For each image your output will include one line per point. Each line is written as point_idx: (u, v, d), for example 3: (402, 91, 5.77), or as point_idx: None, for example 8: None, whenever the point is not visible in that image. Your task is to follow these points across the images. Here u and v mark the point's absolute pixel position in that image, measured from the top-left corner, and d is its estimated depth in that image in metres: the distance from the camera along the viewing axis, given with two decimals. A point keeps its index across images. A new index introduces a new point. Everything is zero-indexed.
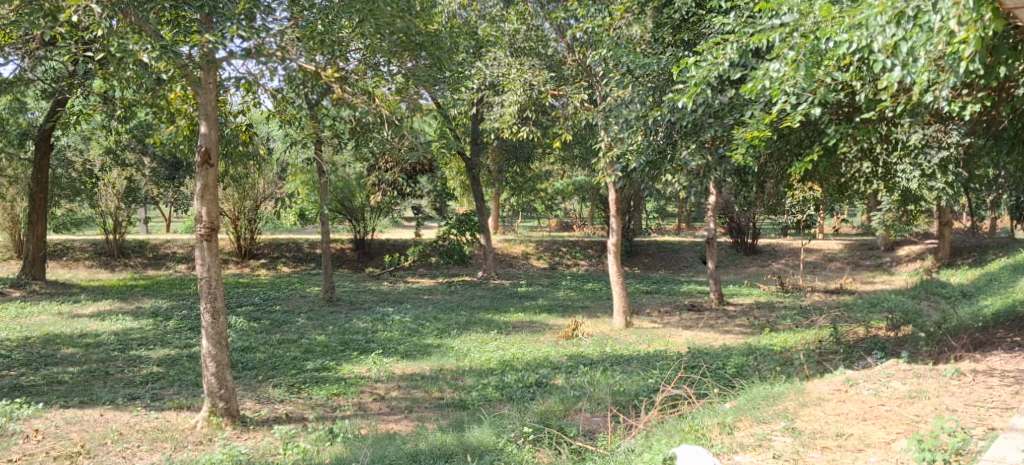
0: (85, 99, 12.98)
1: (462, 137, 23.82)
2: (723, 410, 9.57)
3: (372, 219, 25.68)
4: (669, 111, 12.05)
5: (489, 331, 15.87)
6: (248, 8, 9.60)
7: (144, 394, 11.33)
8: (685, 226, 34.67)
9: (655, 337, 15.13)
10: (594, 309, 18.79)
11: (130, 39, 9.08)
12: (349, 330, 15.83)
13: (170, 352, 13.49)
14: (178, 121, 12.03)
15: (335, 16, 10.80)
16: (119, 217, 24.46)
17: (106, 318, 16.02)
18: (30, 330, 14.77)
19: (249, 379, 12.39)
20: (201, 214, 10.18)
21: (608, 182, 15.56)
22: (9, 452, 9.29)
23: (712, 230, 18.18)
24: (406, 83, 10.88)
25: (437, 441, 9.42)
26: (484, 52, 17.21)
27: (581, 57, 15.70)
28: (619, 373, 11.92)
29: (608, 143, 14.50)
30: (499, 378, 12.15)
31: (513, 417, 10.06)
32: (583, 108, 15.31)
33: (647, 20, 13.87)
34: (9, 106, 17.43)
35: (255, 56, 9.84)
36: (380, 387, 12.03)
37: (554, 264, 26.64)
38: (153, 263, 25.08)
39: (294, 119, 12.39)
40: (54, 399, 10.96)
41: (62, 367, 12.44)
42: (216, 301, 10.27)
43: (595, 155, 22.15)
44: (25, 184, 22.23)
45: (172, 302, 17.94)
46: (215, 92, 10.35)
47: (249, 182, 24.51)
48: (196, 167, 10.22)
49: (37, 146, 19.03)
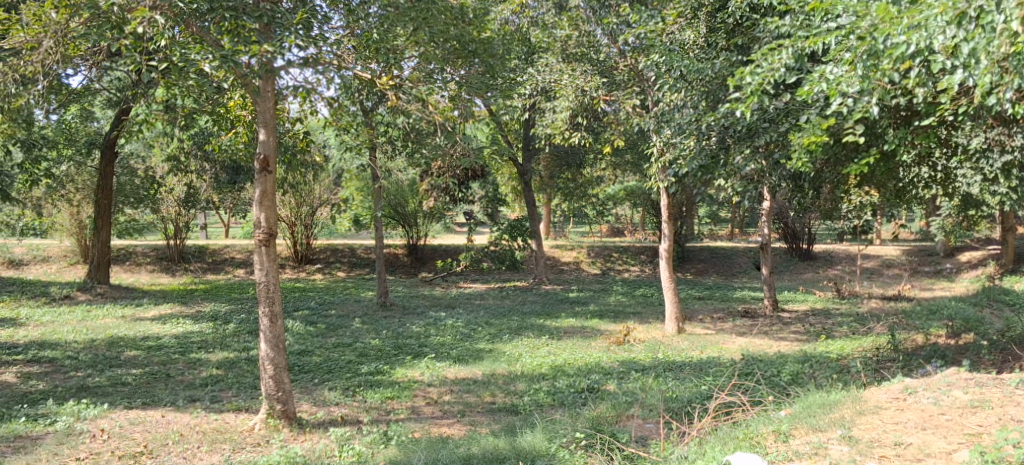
0: (151, 107, 13.38)
1: (514, 143, 23.89)
2: (779, 418, 9.49)
3: (425, 225, 25.98)
4: (724, 116, 11.93)
5: (541, 336, 15.90)
6: (306, 18, 9.83)
7: (204, 396, 11.59)
8: (739, 231, 34.30)
9: (708, 344, 15.03)
10: (646, 315, 18.72)
11: (192, 49, 9.39)
12: (404, 334, 15.99)
13: (229, 355, 13.79)
14: (238, 129, 12.29)
15: (390, 25, 10.91)
16: (179, 223, 25.06)
17: (167, 322, 16.42)
18: (96, 333, 15.20)
19: (306, 382, 12.61)
20: (259, 220, 10.37)
21: (660, 187, 15.49)
22: (77, 450, 9.57)
23: (767, 236, 17.94)
24: (459, 90, 10.95)
25: (491, 446, 9.48)
26: (536, 59, 17.27)
27: (634, 61, 15.61)
28: (672, 380, 11.87)
29: (660, 148, 14.44)
30: (551, 383, 12.18)
31: (565, 422, 10.09)
32: (635, 113, 15.32)
33: (701, 25, 13.84)
34: (76, 114, 17.98)
35: (313, 65, 10.00)
36: (434, 391, 12.15)
37: (606, 270, 26.57)
38: (212, 267, 25.62)
39: (350, 125, 12.60)
40: (118, 400, 11.26)
41: (126, 369, 12.77)
42: (274, 306, 10.45)
43: (647, 161, 22.07)
44: (91, 190, 22.82)
45: (231, 306, 18.31)
46: (273, 101, 10.53)
47: (305, 188, 25.01)
48: (255, 174, 10.40)
49: (102, 153, 19.54)
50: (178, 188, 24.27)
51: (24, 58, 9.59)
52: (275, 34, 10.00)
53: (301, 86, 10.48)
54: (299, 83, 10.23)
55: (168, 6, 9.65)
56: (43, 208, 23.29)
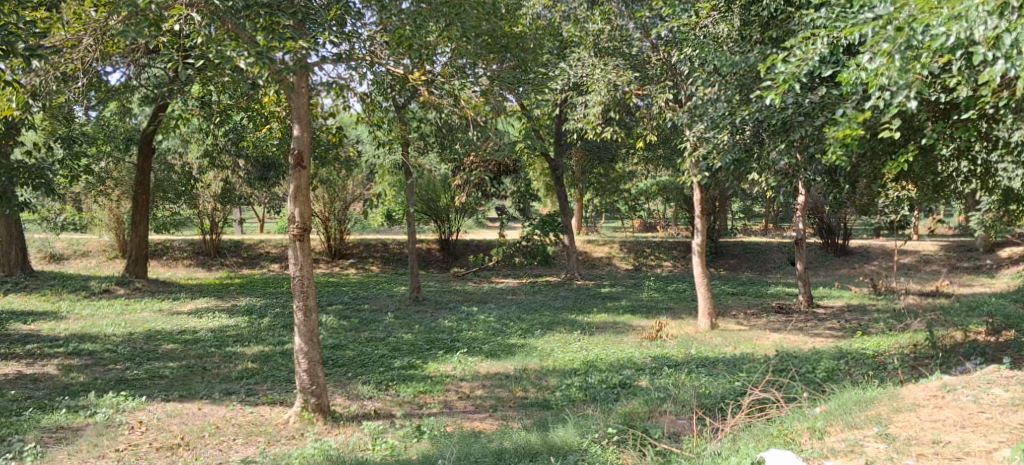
0: (187, 104, 13.59)
1: (546, 138, 23.85)
2: (813, 414, 9.39)
3: (457, 221, 26.07)
4: (758, 110, 11.81)
5: (573, 331, 15.89)
6: (339, 15, 9.89)
7: (240, 389, 11.72)
8: (773, 226, 33.98)
9: (742, 340, 14.94)
10: (679, 310, 18.62)
11: (228, 46, 9.28)
12: (436, 329, 16.06)
13: (264, 348, 13.93)
14: (272, 124, 12.41)
15: (422, 21, 10.89)
16: (215, 218, 25.39)
17: (203, 315, 16.62)
18: (134, 326, 15.42)
19: (339, 376, 12.71)
20: (294, 215, 10.44)
21: (694, 182, 15.39)
22: (116, 441, 9.71)
23: (802, 231, 17.76)
24: (491, 84, 10.96)
25: (523, 440, 9.49)
26: (568, 53, 17.20)
27: (667, 55, 15.42)
28: (705, 376, 11.80)
29: (694, 143, 14.37)
30: (583, 379, 12.16)
31: (598, 418, 10.06)
32: (668, 108, 15.23)
33: (735, 18, 13.67)
34: (114, 111, 18.23)
35: (346, 62, 10.06)
36: (466, 386, 12.18)
37: (639, 265, 26.46)
38: (248, 262, 25.89)
39: (382, 121, 12.66)
40: (156, 393, 11.42)
41: (164, 362, 12.94)
42: (309, 300, 10.51)
43: (680, 156, 21.93)
44: (130, 186, 23.18)
45: (265, 301, 18.49)
46: (307, 96, 10.58)
47: (339, 184, 25.26)
48: (289, 170, 10.47)
49: (140, 150, 19.81)
50: (216, 184, 24.53)
51: (66, 56, 9.88)
52: (309, 30, 10.10)
53: (334, 81, 10.52)
54: (331, 78, 10.29)
55: (204, 4, 9.75)
56: (83, 204, 23.68)
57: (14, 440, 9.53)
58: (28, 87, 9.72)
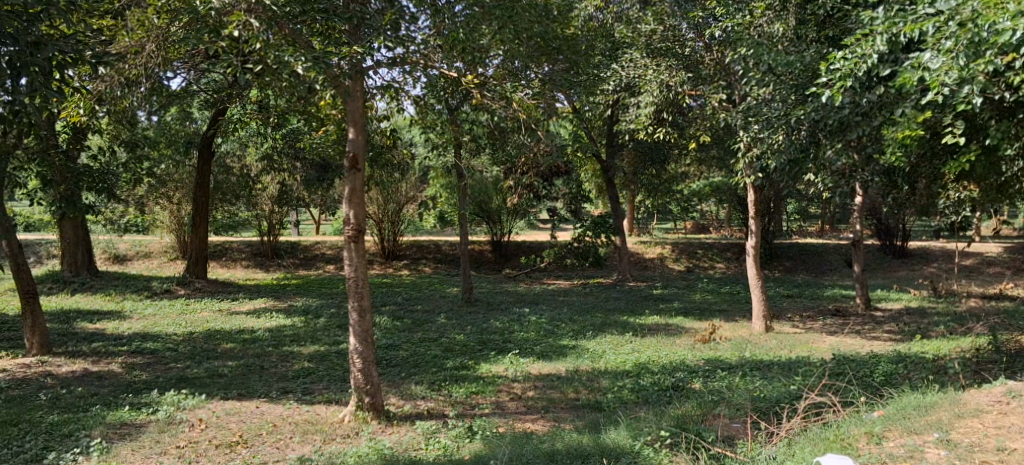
0: (245, 108, 13.88)
1: (598, 139, 23.78)
2: (871, 419, 9.24)
3: (509, 222, 26.19)
4: (815, 110, 11.64)
5: (625, 333, 15.83)
6: (394, 19, 9.96)
7: (296, 388, 11.93)
8: (829, 227, 33.42)
9: (797, 343, 14.75)
10: (732, 313, 18.44)
11: (286, 51, 9.44)
12: (488, 330, 16.13)
13: (319, 348, 14.14)
14: (327, 126, 12.63)
15: (476, 24, 10.78)
16: (272, 220, 25.82)
17: (261, 316, 16.92)
18: (194, 326, 15.77)
19: (392, 376, 12.84)
20: (349, 217, 10.57)
21: (748, 183, 15.25)
22: (177, 438, 9.94)
23: (859, 232, 17.45)
24: (543, 86, 11.03)
25: (574, 442, 9.48)
26: (620, 54, 17.08)
27: (720, 55, 15.46)
28: (759, 379, 11.68)
29: (748, 143, 14.25)
30: (635, 381, 12.13)
31: (650, 420, 10.01)
32: (721, 108, 15.18)
33: (790, 17, 13.51)
34: (176, 115, 18.66)
35: (400, 65, 10.22)
36: (517, 387, 12.22)
37: (691, 267, 26.25)
38: (304, 263, 26.29)
39: (435, 123, 12.77)
40: (216, 391, 11.67)
41: (222, 361, 13.21)
42: (363, 300, 10.62)
43: (734, 156, 21.70)
44: (190, 188, 23.69)
45: (321, 301, 18.76)
46: (362, 99, 10.71)
47: (392, 186, 25.51)
48: (345, 172, 10.60)
49: (200, 153, 20.21)
50: (272, 186, 24.99)
51: (130, 62, 10.03)
52: (365, 34, 10.28)
53: (388, 85, 10.64)
54: (386, 82, 10.43)
55: (262, 9, 9.73)
56: (145, 206, 24.27)
57: (81, 435, 9.83)
58: (93, 93, 9.97)
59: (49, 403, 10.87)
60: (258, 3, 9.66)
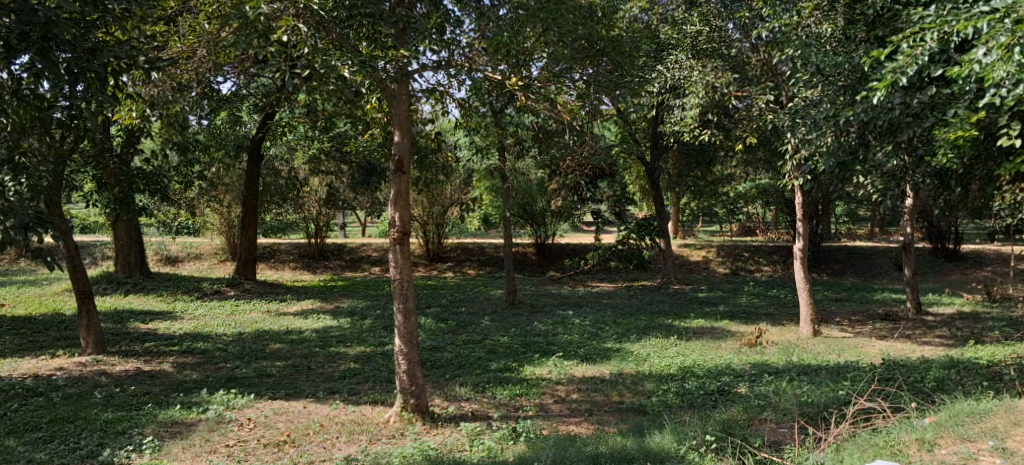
0: (293, 111, 14.05)
1: (642, 141, 23.71)
2: (922, 425, 9.08)
3: (553, 224, 26.21)
4: (864, 111, 11.47)
5: (670, 336, 15.75)
6: (439, 22, 9.98)
7: (343, 389, 12.06)
8: (879, 230, 32.87)
9: (846, 347, 14.56)
10: (779, 316, 18.24)
11: (333, 55, 9.58)
12: (532, 332, 16.16)
13: (365, 349, 14.27)
14: (373, 130, 12.77)
15: (520, 26, 10.70)
16: (319, 222, 26.11)
17: (308, 317, 17.13)
18: (243, 326, 16.03)
19: (437, 377, 12.92)
20: (394, 219, 10.64)
21: (796, 185, 15.08)
22: (226, 437, 10.10)
23: (910, 235, 17.15)
24: (588, 88, 11.01)
25: (619, 446, 9.43)
26: (666, 55, 16.95)
27: (767, 56, 15.45)
28: (807, 384, 11.53)
29: (796, 145, 14.13)
30: (680, 384, 12.06)
31: (695, 424, 9.94)
32: (769, 110, 15.10)
33: (839, 17, 13.37)
34: (226, 119, 18.97)
35: (445, 68, 10.28)
36: (561, 389, 12.22)
37: (737, 270, 26.01)
38: (350, 265, 26.58)
39: (479, 126, 12.83)
40: (264, 391, 11.83)
41: (271, 361, 13.41)
42: (408, 302, 10.68)
43: (781, 159, 21.45)
44: (240, 191, 24.08)
45: (367, 303, 18.93)
46: (408, 103, 10.77)
47: (437, 188, 25.65)
48: (390, 175, 10.68)
49: (249, 157, 20.49)
50: (320, 189, 25.32)
51: (181, 67, 10.24)
52: (410, 38, 10.32)
53: (434, 88, 10.72)
54: (431, 85, 10.50)
55: (311, 14, 9.95)
56: (196, 208, 24.70)
57: (134, 433, 10.02)
58: (146, 98, 10.15)
59: (103, 401, 11.11)
60: (305, 8, 9.90)
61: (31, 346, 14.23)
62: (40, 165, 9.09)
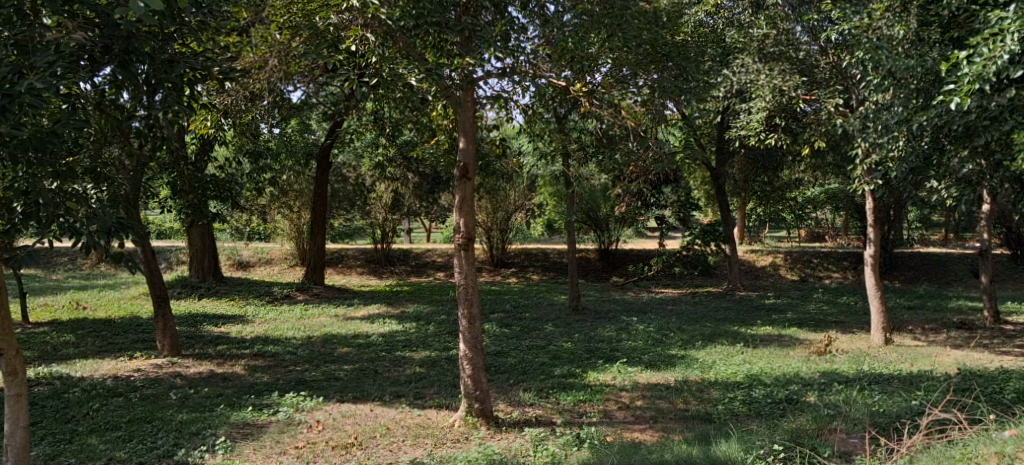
0: (360, 119, 14.30)
1: (708, 146, 23.53)
2: (1001, 438, 8.80)
3: (617, 229, 26.21)
4: (938, 116, 11.20)
5: (736, 343, 15.55)
6: (504, 30, 10.06)
7: (409, 392, 12.21)
8: (954, 236, 32.00)
9: (919, 356, 14.21)
10: (849, 324, 17.87)
11: (400, 64, 9.69)
12: (596, 338, 16.12)
13: (431, 353, 14.41)
14: (439, 136, 12.93)
15: (584, 33, 10.71)
16: (386, 228, 26.37)
17: (375, 321, 17.37)
18: (312, 330, 16.34)
19: (502, 382, 13.00)
20: (459, 225, 10.72)
21: (867, 190, 14.79)
22: (296, 439, 10.29)
23: (987, 241, 16.67)
24: (652, 94, 10.95)
25: (684, 453, 9.35)
26: (732, 59, 16.73)
27: (837, 59, 15.23)
28: (879, 393, 11.29)
29: (867, 149, 13.90)
30: (747, 392, 11.92)
31: (762, 434, 9.80)
32: (839, 114, 15.05)
33: (911, 19, 12.83)
34: (296, 127, 19.39)
35: (509, 75, 10.34)
36: (625, 396, 12.16)
37: (805, 276, 25.56)
38: (416, 270, 26.89)
39: (543, 132, 12.87)
40: (333, 394, 12.03)
41: (339, 364, 13.64)
42: (472, 308, 10.74)
43: (851, 163, 21.03)
44: (309, 197, 24.54)
45: (432, 308, 19.11)
46: (474, 110, 10.84)
47: (501, 193, 25.80)
48: (455, 181, 10.77)
49: (318, 163, 20.86)
50: (386, 195, 25.61)
51: (254, 77, 10.51)
52: (475, 46, 10.34)
53: (498, 94, 10.77)
54: (496, 92, 10.57)
55: (378, 24, 9.95)
56: (267, 214, 25.23)
57: (208, 433, 10.28)
58: (221, 107, 10.60)
59: (179, 402, 11.43)
60: (373, 18, 9.85)
61: (110, 348, 14.71)
62: (120, 173, 9.36)
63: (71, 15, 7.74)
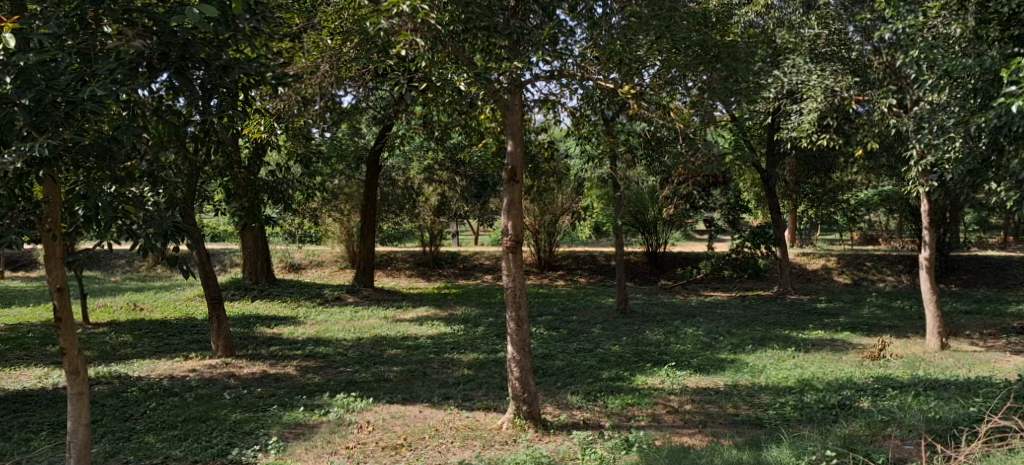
0: (410, 123, 14.43)
1: (758, 148, 23.23)
2: None
3: (665, 232, 26.06)
4: (997, 116, 10.90)
5: (787, 348, 15.36)
6: (551, 33, 10.10)
7: (457, 395, 12.26)
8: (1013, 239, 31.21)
9: (976, 362, 13.90)
10: (904, 328, 17.53)
11: (450, 69, 9.79)
12: (644, 341, 16.03)
13: (478, 356, 14.46)
14: (487, 139, 13.00)
15: (633, 35, 10.71)
16: (434, 230, 26.60)
17: (424, 323, 17.49)
18: (362, 331, 16.51)
19: (549, 385, 13.00)
20: (507, 228, 10.74)
21: (922, 192, 14.52)
22: (347, 439, 10.40)
23: None
24: (701, 95, 10.88)
25: (734, 458, 9.27)
26: (783, 59, 16.56)
27: (891, 59, 14.97)
28: (935, 399, 11.06)
29: (921, 150, 13.69)
30: (799, 397, 11.76)
31: (814, 439, 9.65)
32: (892, 114, 14.67)
33: (969, 17, 12.47)
34: (347, 131, 19.62)
35: (557, 78, 10.42)
36: (674, 400, 12.09)
37: (858, 279, 25.12)
38: (464, 273, 27.00)
39: (591, 134, 12.87)
40: (382, 395, 12.14)
41: (388, 366, 13.76)
42: (520, 310, 10.75)
43: (906, 164, 20.62)
44: (358, 200, 24.79)
45: (481, 310, 19.19)
46: (521, 112, 10.87)
47: (549, 196, 25.82)
48: (503, 184, 10.80)
49: (368, 166, 21.07)
50: (433, 198, 25.70)
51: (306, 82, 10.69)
52: (524, 50, 10.38)
53: (546, 97, 10.80)
54: (544, 95, 10.61)
55: (427, 28, 9.87)
56: (317, 217, 25.55)
57: (260, 433, 10.45)
58: (275, 111, 10.77)
59: (232, 402, 11.64)
60: (424, 23, 9.79)
61: (166, 348, 15.02)
62: (177, 177, 9.56)
63: (129, 23, 8.00)
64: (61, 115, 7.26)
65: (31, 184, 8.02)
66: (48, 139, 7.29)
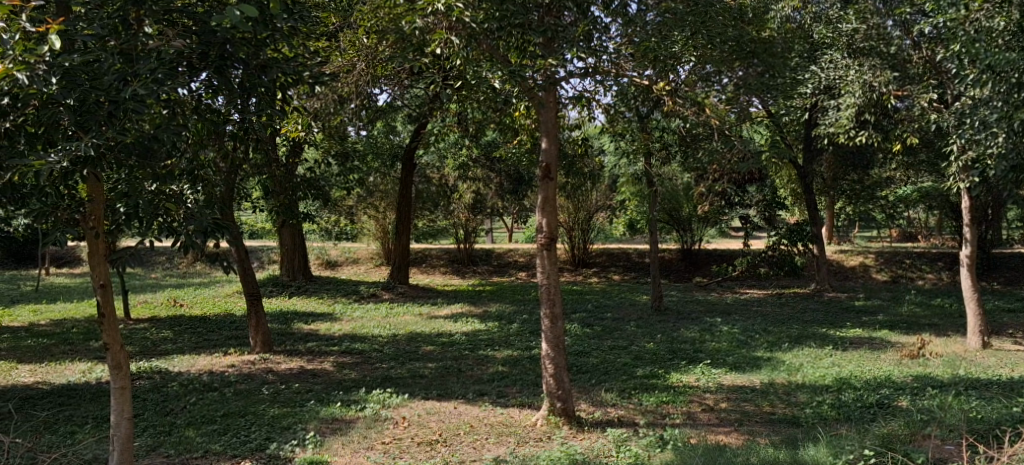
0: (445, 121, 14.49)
1: (795, 144, 23.01)
2: None
3: (700, 230, 25.90)
4: None
5: (824, 346, 15.20)
6: (586, 30, 10.09)
7: (492, 391, 12.30)
8: None
9: (1019, 362, 13.66)
10: (944, 327, 17.26)
11: (484, 67, 9.81)
12: (679, 339, 15.96)
13: (513, 353, 14.49)
14: (522, 136, 13.02)
15: (667, 31, 10.77)
16: (468, 228, 26.68)
17: (459, 320, 17.55)
18: (397, 328, 16.61)
19: (584, 382, 13.00)
20: (541, 225, 10.75)
21: (962, 188, 14.30)
22: (383, 434, 10.49)
23: None
24: (736, 92, 10.81)
25: (770, 457, 9.22)
26: (821, 55, 16.43)
27: (931, 54, 14.73)
28: (976, 399, 10.88)
29: (962, 145, 13.51)
30: (836, 396, 11.64)
31: (852, 438, 9.54)
32: (932, 109, 14.48)
33: (1012, 11, 12.26)
34: (383, 129, 19.77)
35: (591, 75, 10.41)
36: (710, 398, 12.02)
37: (896, 277, 24.78)
38: (498, 270, 27.06)
39: (626, 131, 12.85)
40: (418, 391, 12.23)
41: (423, 362, 13.84)
42: (555, 307, 10.75)
43: (946, 160, 20.32)
44: (394, 197, 24.94)
45: (515, 307, 19.21)
46: (556, 109, 10.84)
47: (583, 193, 25.79)
48: (538, 181, 10.81)
49: (403, 164, 21.20)
50: (468, 195, 25.86)
51: (343, 80, 10.86)
52: (559, 47, 10.36)
53: (581, 94, 10.78)
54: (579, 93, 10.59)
55: (462, 27, 9.97)
56: (353, 214, 25.75)
57: (298, 428, 10.56)
58: (312, 110, 10.88)
59: (270, 397, 11.78)
60: (458, 21, 9.88)
61: (206, 344, 15.23)
62: (216, 175, 9.70)
63: (170, 24, 8.15)
64: (105, 114, 7.40)
65: (76, 182, 8.18)
66: (92, 138, 7.44)
